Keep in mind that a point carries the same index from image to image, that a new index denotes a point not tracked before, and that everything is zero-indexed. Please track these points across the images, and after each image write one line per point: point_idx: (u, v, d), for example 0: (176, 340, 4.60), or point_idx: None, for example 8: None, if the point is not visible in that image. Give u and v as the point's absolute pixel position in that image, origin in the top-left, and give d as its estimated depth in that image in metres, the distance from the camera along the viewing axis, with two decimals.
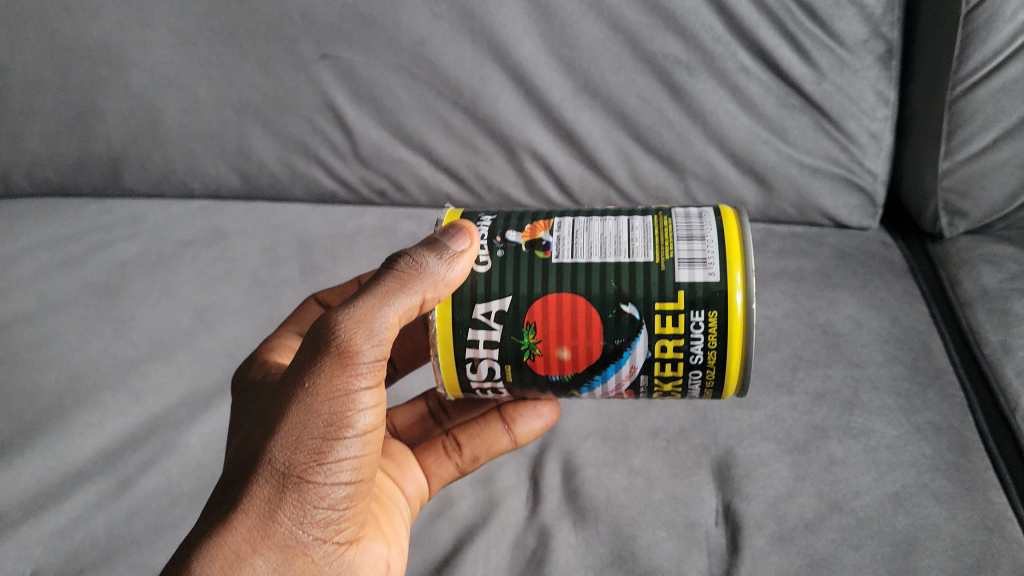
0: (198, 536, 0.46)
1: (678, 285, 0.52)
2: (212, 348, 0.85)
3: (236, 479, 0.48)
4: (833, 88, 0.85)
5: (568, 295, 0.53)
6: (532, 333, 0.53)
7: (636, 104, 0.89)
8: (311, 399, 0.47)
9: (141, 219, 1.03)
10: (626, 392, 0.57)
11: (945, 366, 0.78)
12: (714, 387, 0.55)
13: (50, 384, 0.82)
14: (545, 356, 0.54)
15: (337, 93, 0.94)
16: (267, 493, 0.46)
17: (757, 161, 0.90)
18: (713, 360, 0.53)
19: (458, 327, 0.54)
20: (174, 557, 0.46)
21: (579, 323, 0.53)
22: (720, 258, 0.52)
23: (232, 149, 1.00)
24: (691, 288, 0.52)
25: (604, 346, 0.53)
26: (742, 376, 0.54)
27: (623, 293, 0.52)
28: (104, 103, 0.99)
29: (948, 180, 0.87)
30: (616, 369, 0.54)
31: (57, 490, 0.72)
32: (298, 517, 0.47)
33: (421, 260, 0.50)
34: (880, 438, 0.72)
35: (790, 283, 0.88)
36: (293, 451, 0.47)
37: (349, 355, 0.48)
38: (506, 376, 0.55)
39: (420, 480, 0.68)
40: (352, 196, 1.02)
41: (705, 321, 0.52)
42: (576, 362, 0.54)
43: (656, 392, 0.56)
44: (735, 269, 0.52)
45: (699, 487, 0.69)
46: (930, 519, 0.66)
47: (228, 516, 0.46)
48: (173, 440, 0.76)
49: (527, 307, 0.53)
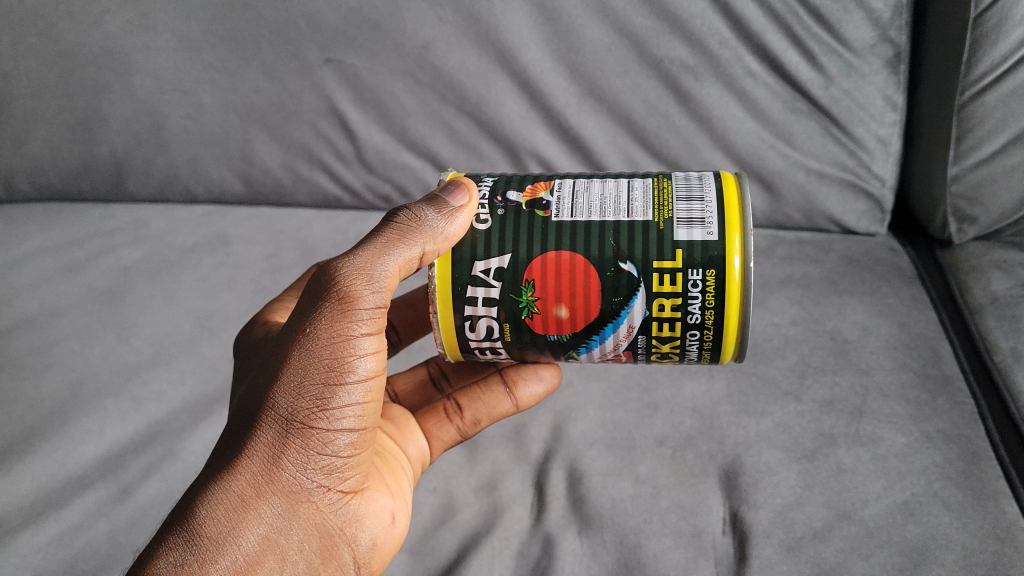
0: (207, 481, 0.49)
1: (676, 244, 0.51)
2: (214, 355, 0.84)
3: (243, 425, 0.50)
4: (840, 93, 0.84)
5: (568, 255, 0.52)
6: (531, 291, 0.53)
7: (643, 109, 0.89)
8: (312, 345, 0.49)
9: (144, 225, 1.03)
10: (624, 354, 0.56)
11: (955, 373, 0.77)
12: (712, 350, 0.54)
13: (49, 391, 0.81)
14: (542, 316, 0.53)
15: (341, 97, 0.93)
16: (272, 438, 0.49)
17: (764, 166, 0.89)
18: (711, 321, 0.52)
19: (458, 285, 0.54)
20: (186, 498, 0.48)
21: (577, 283, 0.52)
22: (719, 220, 0.52)
23: (236, 154, 0.99)
24: (689, 248, 0.51)
25: (601, 308, 0.53)
26: (739, 338, 0.53)
27: (621, 253, 0.52)
28: (107, 108, 0.99)
29: (957, 186, 0.86)
30: (615, 330, 0.54)
31: (57, 497, 0.71)
32: (302, 462, 0.49)
33: (420, 214, 0.52)
34: (889, 446, 0.72)
35: (797, 289, 0.87)
36: (295, 397, 0.49)
37: (349, 302, 0.50)
38: (504, 335, 0.55)
39: (421, 443, 0.69)
40: (355, 202, 1.02)
41: (703, 281, 0.51)
42: (574, 321, 0.53)
43: (653, 355, 0.56)
44: (733, 232, 0.51)
45: (709, 496, 0.69)
46: (941, 528, 0.65)
47: (235, 460, 0.49)
48: (173, 446, 0.75)
49: (526, 266, 0.53)
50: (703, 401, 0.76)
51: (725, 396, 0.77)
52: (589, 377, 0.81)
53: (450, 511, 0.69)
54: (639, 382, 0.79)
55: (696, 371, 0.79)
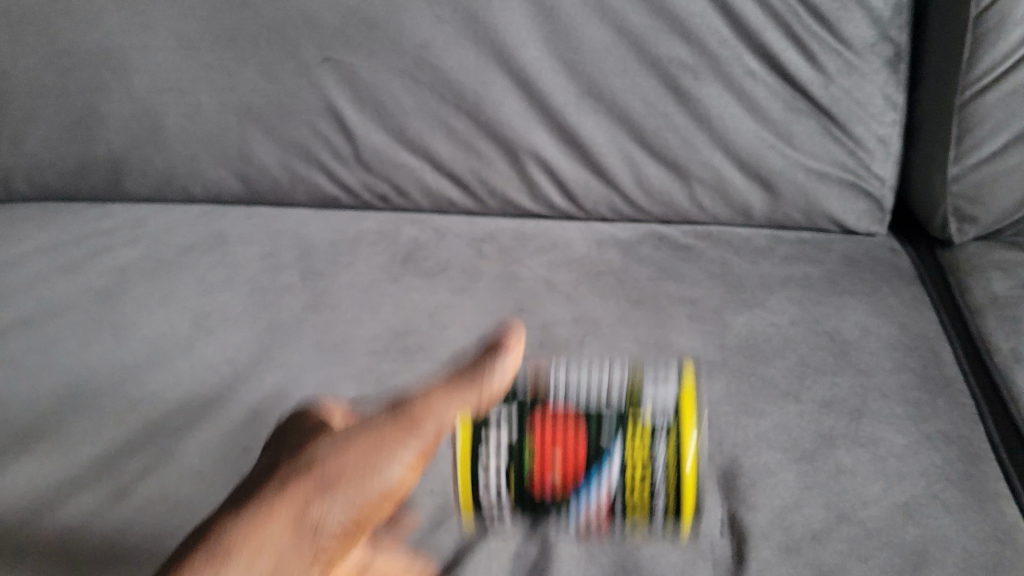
0: (246, 522, 0.49)
1: (642, 425, 0.64)
2: (211, 355, 0.84)
3: (291, 480, 0.51)
4: (840, 92, 0.84)
5: (562, 417, 0.65)
6: (533, 453, 0.63)
7: (642, 108, 0.88)
8: (376, 470, 0.52)
9: (142, 224, 1.02)
10: (606, 515, 0.64)
11: (955, 374, 0.77)
12: (676, 519, 0.63)
13: (46, 392, 0.80)
14: (541, 468, 0.63)
15: (339, 96, 0.93)
16: (323, 499, 0.50)
17: (764, 166, 0.89)
18: (672, 491, 0.62)
19: (476, 444, 0.64)
20: (221, 535, 0.48)
21: (567, 442, 0.63)
22: (678, 413, 0.65)
23: (233, 153, 0.99)
24: (654, 433, 0.63)
25: (589, 454, 0.63)
26: (696, 502, 0.63)
27: (602, 436, 0.63)
28: (104, 106, 0.98)
29: (958, 186, 0.85)
30: (604, 463, 0.63)
31: (53, 499, 0.71)
32: (349, 528, 0.51)
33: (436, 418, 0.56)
34: (889, 447, 0.71)
35: (797, 289, 0.86)
36: (357, 475, 0.51)
37: (389, 444, 0.53)
38: (511, 493, 0.63)
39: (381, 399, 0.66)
40: (353, 201, 1.01)
41: (664, 450, 0.62)
42: (567, 474, 0.63)
43: (635, 504, 0.63)
44: (688, 421, 0.64)
45: (708, 495, 0.69)
46: (941, 530, 0.65)
47: (282, 508, 0.49)
48: (170, 447, 0.75)
49: (531, 438, 0.63)
50: (701, 403, 0.76)
51: (725, 397, 0.76)
52: (589, 378, 0.79)
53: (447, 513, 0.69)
54: None
55: (696, 372, 0.79)
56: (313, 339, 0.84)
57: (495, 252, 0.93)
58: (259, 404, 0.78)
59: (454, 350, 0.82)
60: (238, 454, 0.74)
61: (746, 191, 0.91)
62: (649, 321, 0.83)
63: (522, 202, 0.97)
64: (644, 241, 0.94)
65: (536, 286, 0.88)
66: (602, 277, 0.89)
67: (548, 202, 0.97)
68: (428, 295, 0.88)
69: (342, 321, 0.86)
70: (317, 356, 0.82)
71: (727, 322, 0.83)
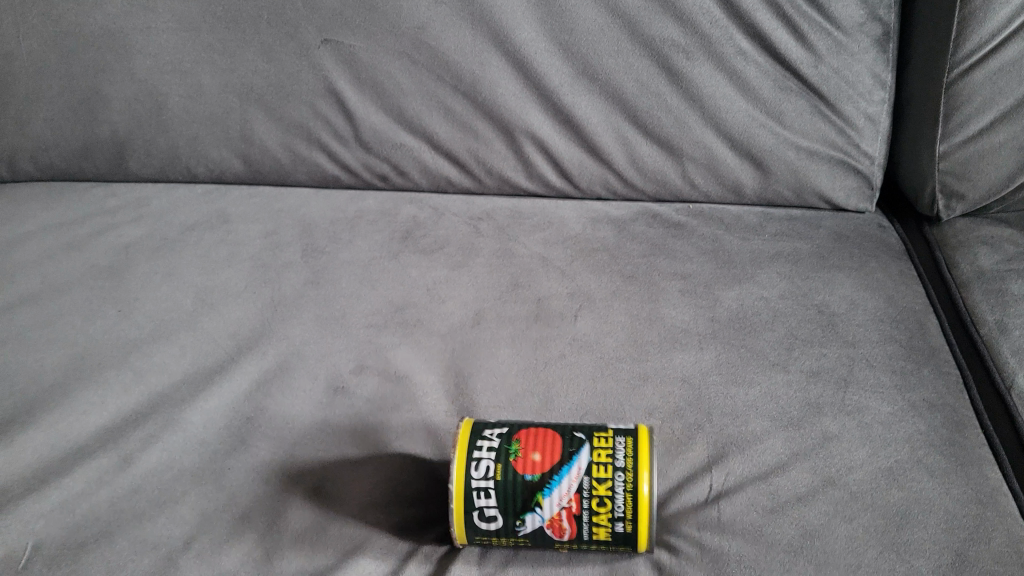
0: None
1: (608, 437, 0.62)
2: (214, 329, 0.86)
3: None
4: (829, 70, 0.85)
5: (542, 428, 0.64)
6: (517, 449, 0.61)
7: (635, 88, 0.90)
8: None
9: (145, 203, 1.05)
10: (564, 529, 0.60)
11: (940, 344, 0.78)
12: (631, 536, 0.59)
13: (53, 364, 0.82)
14: (523, 459, 0.61)
15: (339, 77, 0.95)
16: None
17: (755, 144, 0.91)
18: (630, 506, 0.59)
19: (474, 433, 0.63)
20: None
21: (549, 441, 0.62)
22: (642, 435, 0.62)
23: (235, 134, 1.01)
24: (620, 445, 0.61)
25: (564, 447, 0.61)
26: (650, 517, 0.59)
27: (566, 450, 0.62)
28: (108, 88, 1.00)
29: (945, 163, 0.87)
30: (569, 470, 0.60)
31: (61, 466, 0.72)
32: None
33: None
34: (875, 415, 0.72)
35: (787, 265, 0.88)
36: None
37: None
38: (497, 476, 0.60)
39: None
40: (354, 181, 1.04)
41: (626, 458, 0.60)
42: (546, 462, 0.61)
43: (591, 512, 0.59)
44: (647, 444, 0.61)
45: (697, 463, 0.69)
46: (924, 493, 0.66)
47: None
48: (174, 417, 0.76)
49: (515, 432, 0.63)
50: (692, 372, 0.77)
51: (715, 367, 0.78)
52: (581, 349, 0.80)
53: (437, 482, 0.69)
54: (631, 354, 0.79)
55: (687, 343, 0.80)
56: (314, 313, 0.87)
57: (493, 230, 0.96)
58: (260, 375, 0.80)
59: (450, 321, 0.85)
60: (239, 424, 0.75)
61: (737, 169, 0.93)
62: (641, 296, 0.86)
63: (518, 181, 0.99)
64: (638, 219, 0.97)
65: (532, 262, 0.91)
66: (596, 254, 0.92)
67: (544, 181, 0.99)
68: (425, 271, 0.91)
69: (342, 296, 0.89)
70: (318, 329, 0.85)
71: (717, 296, 0.85)
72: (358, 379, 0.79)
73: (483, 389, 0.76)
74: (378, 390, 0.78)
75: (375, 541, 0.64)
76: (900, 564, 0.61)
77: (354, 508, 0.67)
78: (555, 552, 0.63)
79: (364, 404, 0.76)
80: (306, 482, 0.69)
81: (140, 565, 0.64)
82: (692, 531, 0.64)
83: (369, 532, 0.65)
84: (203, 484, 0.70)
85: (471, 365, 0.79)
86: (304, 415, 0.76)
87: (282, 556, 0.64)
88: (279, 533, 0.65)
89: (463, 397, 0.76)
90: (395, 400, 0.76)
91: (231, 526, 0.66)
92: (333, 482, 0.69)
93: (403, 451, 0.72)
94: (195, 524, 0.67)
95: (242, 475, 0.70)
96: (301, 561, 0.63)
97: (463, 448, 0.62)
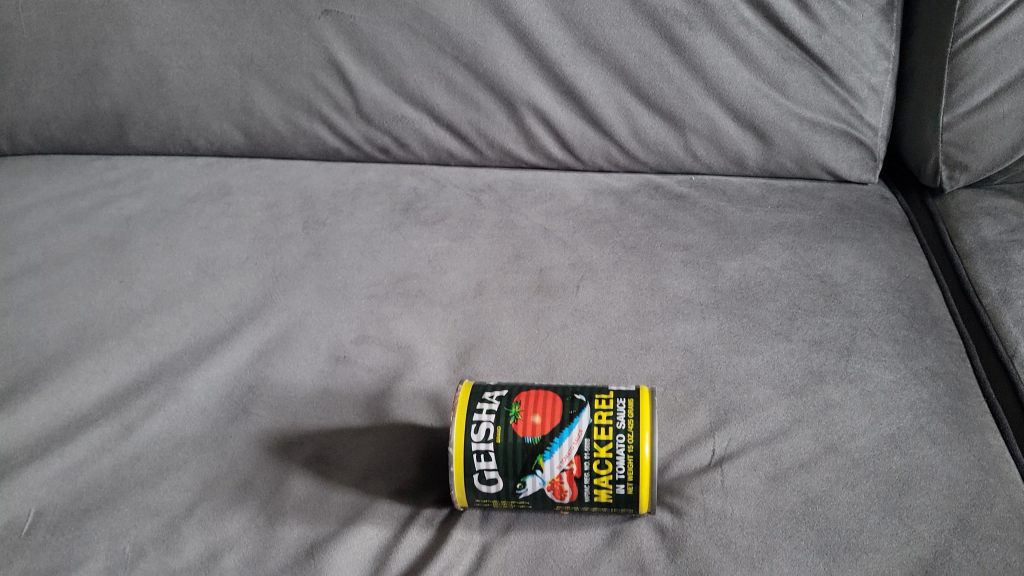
0: None
1: (608, 398, 0.62)
2: (216, 300, 0.86)
3: None
4: (832, 40, 0.85)
5: (543, 389, 0.64)
6: (517, 411, 0.62)
7: (637, 59, 0.89)
8: None
9: (146, 175, 1.05)
10: (566, 490, 0.60)
11: (943, 315, 0.78)
12: (632, 497, 0.60)
13: (55, 334, 0.82)
14: (523, 421, 0.61)
15: (339, 49, 0.95)
16: None
17: (757, 114, 0.90)
18: (631, 467, 0.59)
19: (474, 394, 0.63)
20: None
21: (550, 403, 0.62)
22: (642, 395, 0.62)
23: (236, 106, 1.01)
24: (620, 406, 0.61)
25: (564, 410, 0.62)
26: (652, 479, 0.59)
27: (569, 409, 0.62)
28: (107, 60, 1.00)
29: (949, 134, 0.87)
30: (570, 433, 0.61)
31: (63, 434, 0.72)
32: None
33: None
34: (877, 383, 0.72)
35: (789, 236, 0.88)
36: None
37: None
38: (497, 438, 0.60)
39: None
40: (355, 153, 1.04)
41: (627, 419, 0.60)
42: (546, 425, 0.61)
43: (593, 475, 0.60)
44: (647, 404, 0.61)
45: (699, 428, 0.69)
46: (926, 459, 0.65)
47: None
48: (176, 386, 0.76)
49: (516, 393, 0.63)
50: (694, 341, 0.77)
51: (717, 336, 0.77)
52: (584, 319, 0.80)
53: (439, 448, 0.69)
54: (632, 324, 0.79)
55: (688, 313, 0.80)
56: (315, 284, 0.87)
57: (494, 201, 0.97)
58: (262, 344, 0.80)
59: (452, 291, 0.85)
60: (241, 392, 0.75)
61: (740, 140, 0.93)
62: (643, 267, 0.86)
63: (520, 152, 0.99)
64: (640, 190, 0.97)
65: (534, 233, 0.91)
66: (598, 225, 0.92)
67: (546, 152, 0.99)
68: (426, 242, 0.92)
69: (343, 267, 0.89)
70: (320, 300, 0.85)
71: (719, 267, 0.85)
72: (359, 349, 0.79)
73: (485, 357, 0.76)
74: (380, 359, 0.78)
75: (376, 507, 0.64)
76: (903, 529, 0.60)
77: (356, 476, 0.67)
78: (557, 515, 0.63)
79: (366, 373, 0.76)
80: (307, 449, 0.69)
81: (142, 531, 0.64)
82: (693, 496, 0.64)
83: (371, 498, 0.65)
84: (205, 453, 0.70)
85: (473, 335, 0.79)
86: (306, 383, 0.76)
87: (284, 522, 0.64)
88: (281, 501, 0.65)
89: (465, 365, 0.76)
90: (397, 369, 0.76)
91: (232, 494, 0.66)
92: (335, 449, 0.69)
93: (404, 418, 0.71)
94: (197, 491, 0.66)
95: (243, 443, 0.70)
96: (302, 528, 0.63)
97: (463, 410, 0.62)
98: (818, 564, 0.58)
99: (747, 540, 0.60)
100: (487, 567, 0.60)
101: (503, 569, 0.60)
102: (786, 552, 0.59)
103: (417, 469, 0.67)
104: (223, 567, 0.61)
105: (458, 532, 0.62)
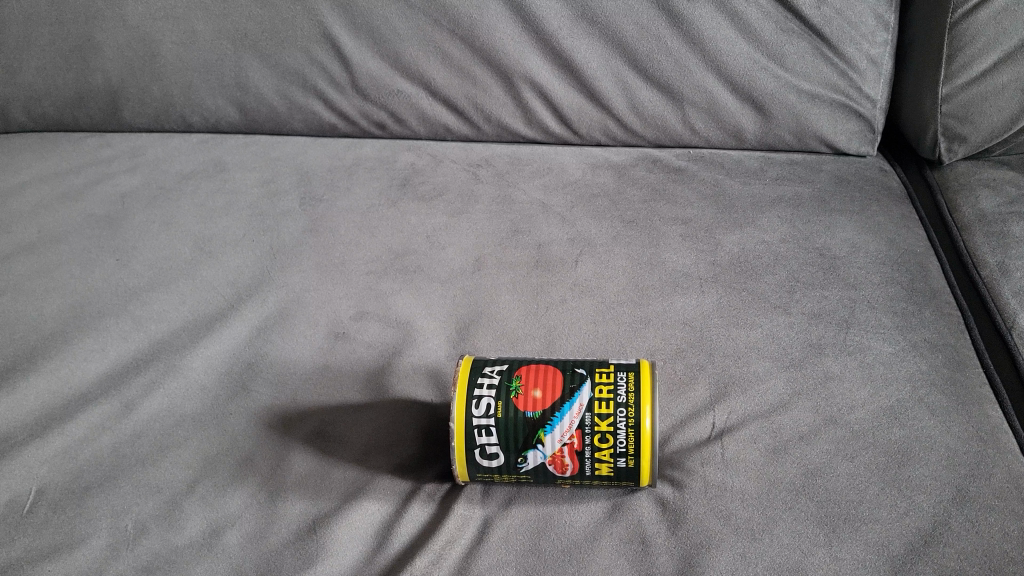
0: None
1: (610, 370, 0.62)
2: (213, 277, 0.86)
3: None
4: (832, 11, 0.84)
5: (543, 364, 0.64)
6: (518, 385, 0.62)
7: (635, 32, 0.89)
8: None
9: (141, 152, 1.05)
10: (569, 463, 0.60)
11: (942, 287, 0.78)
12: (633, 470, 0.60)
13: (52, 312, 0.82)
14: (524, 396, 0.61)
15: (335, 23, 0.94)
16: None
17: (756, 87, 0.90)
18: (633, 441, 0.59)
19: (475, 368, 0.63)
20: None
21: (550, 376, 0.62)
22: (642, 367, 0.62)
23: (231, 81, 1.00)
24: (621, 379, 0.61)
25: (564, 384, 0.61)
26: (653, 452, 0.59)
27: (570, 382, 0.62)
28: (100, 36, 0.99)
29: (948, 105, 0.86)
30: (570, 407, 0.60)
31: (62, 412, 0.72)
32: None
33: None
34: (876, 355, 0.72)
35: (787, 209, 0.88)
36: None
37: None
38: (499, 412, 0.60)
39: None
40: (351, 128, 1.03)
41: (627, 392, 0.60)
42: (547, 399, 0.61)
43: (593, 448, 0.60)
44: (647, 375, 0.61)
45: (698, 403, 0.69)
46: (925, 430, 0.66)
47: None
48: (174, 363, 0.76)
49: (518, 368, 0.63)
50: (694, 315, 0.77)
51: (716, 310, 0.77)
52: (582, 294, 0.80)
53: (439, 423, 0.69)
54: (631, 298, 0.79)
55: (687, 287, 0.80)
56: (314, 260, 0.87)
57: (491, 176, 0.96)
58: (260, 321, 0.80)
59: (451, 267, 0.85)
60: (240, 369, 0.75)
61: (739, 113, 0.93)
62: (641, 241, 0.86)
63: (518, 127, 0.99)
64: (638, 164, 0.96)
65: (532, 208, 0.91)
66: (596, 200, 0.92)
67: (543, 127, 0.98)
68: (424, 218, 0.91)
69: (341, 243, 0.89)
70: (318, 277, 0.85)
71: (718, 241, 0.85)
72: (359, 325, 0.79)
73: (484, 332, 0.76)
74: (379, 335, 0.77)
75: (377, 482, 0.64)
76: (902, 500, 0.60)
77: (357, 451, 0.67)
78: (559, 488, 0.63)
79: (365, 349, 0.76)
80: (308, 425, 0.69)
81: (144, 508, 0.64)
82: (694, 469, 0.64)
83: (372, 473, 0.65)
84: (206, 428, 0.70)
85: (472, 310, 0.79)
86: (305, 360, 0.76)
87: (285, 497, 0.64)
88: (281, 477, 0.65)
89: (464, 340, 0.76)
90: (396, 345, 0.76)
91: (233, 471, 0.66)
92: (334, 426, 0.69)
93: (404, 393, 0.72)
94: (198, 468, 0.66)
95: (244, 419, 0.70)
96: (304, 504, 0.63)
97: (464, 386, 0.62)
98: (818, 535, 0.58)
99: (747, 512, 0.60)
100: (489, 541, 0.60)
101: (504, 543, 0.60)
102: (787, 523, 0.59)
103: (418, 444, 0.67)
104: (224, 543, 0.61)
105: (460, 506, 0.62)
